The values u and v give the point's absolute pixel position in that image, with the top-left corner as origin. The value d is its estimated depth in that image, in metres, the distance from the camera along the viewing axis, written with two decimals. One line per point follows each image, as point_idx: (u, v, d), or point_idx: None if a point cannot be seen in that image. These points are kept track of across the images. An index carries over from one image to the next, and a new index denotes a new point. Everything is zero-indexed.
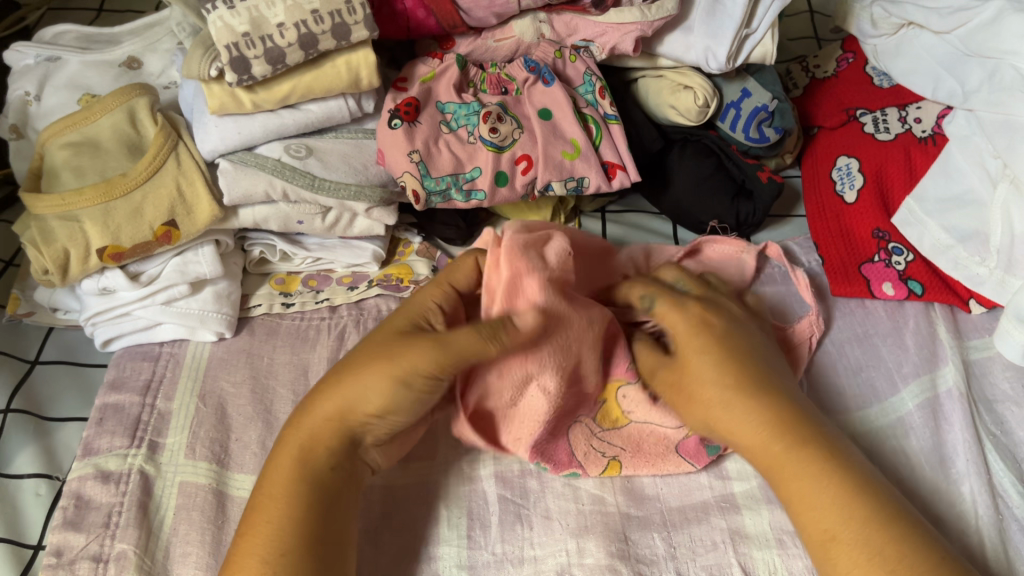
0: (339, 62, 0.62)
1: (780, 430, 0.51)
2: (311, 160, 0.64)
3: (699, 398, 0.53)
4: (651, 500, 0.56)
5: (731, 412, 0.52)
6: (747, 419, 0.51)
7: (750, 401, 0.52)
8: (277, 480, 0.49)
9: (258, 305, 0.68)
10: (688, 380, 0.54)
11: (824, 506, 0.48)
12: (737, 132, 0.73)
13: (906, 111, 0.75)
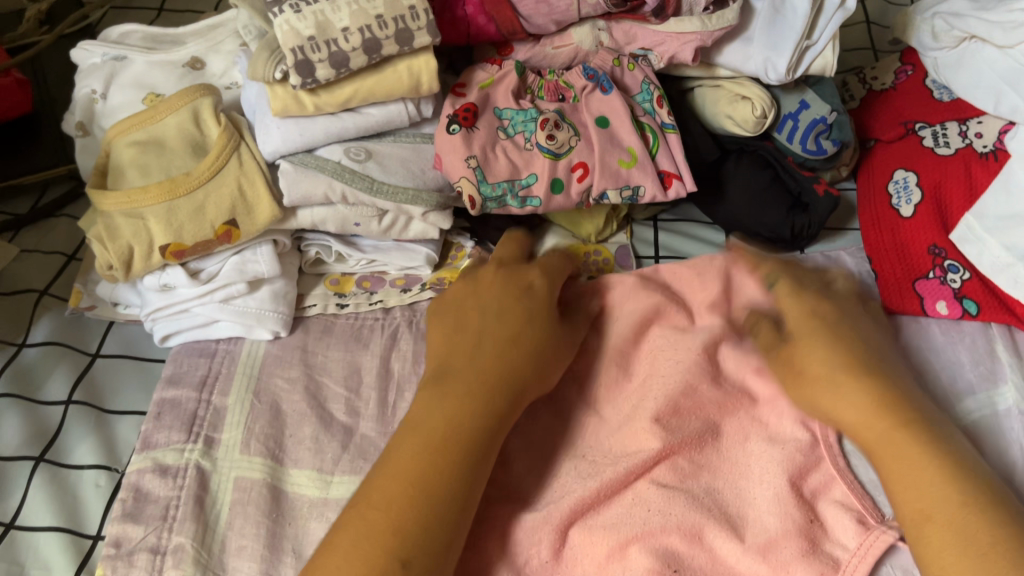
0: (401, 67, 0.62)
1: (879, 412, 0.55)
2: (370, 164, 0.65)
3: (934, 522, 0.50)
4: None
5: (840, 389, 0.57)
6: (852, 399, 0.56)
7: (859, 378, 0.57)
8: None
9: (313, 305, 0.69)
10: (800, 355, 0.60)
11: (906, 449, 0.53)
12: (794, 144, 0.72)
13: (966, 126, 0.74)
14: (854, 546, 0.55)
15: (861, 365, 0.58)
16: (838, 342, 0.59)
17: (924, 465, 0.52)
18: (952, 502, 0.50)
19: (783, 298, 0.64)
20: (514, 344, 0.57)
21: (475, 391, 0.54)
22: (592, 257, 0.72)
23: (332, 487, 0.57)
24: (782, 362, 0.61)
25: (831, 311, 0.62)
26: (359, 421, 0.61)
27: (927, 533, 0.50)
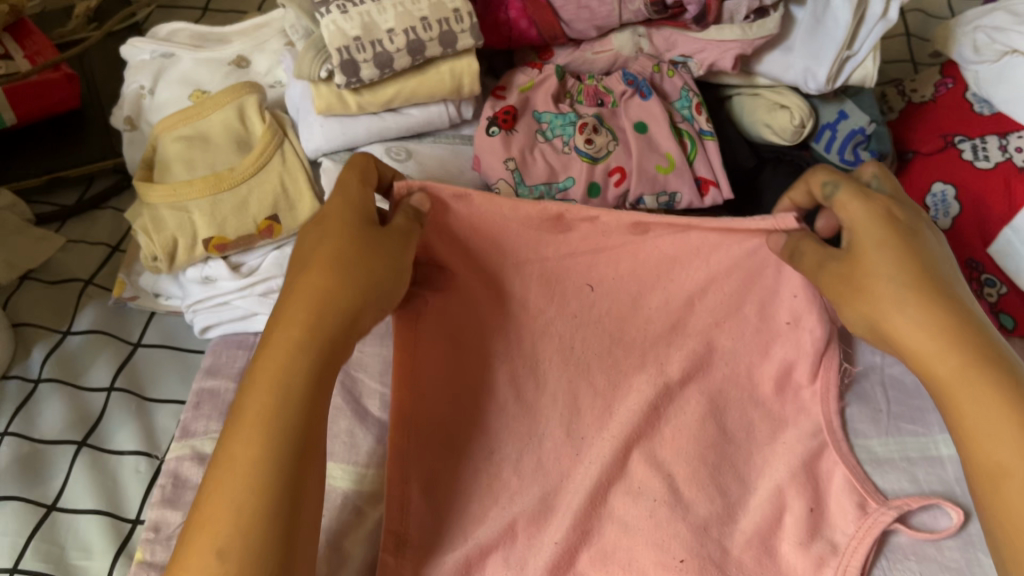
0: (443, 68, 0.63)
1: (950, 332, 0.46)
2: (410, 163, 0.66)
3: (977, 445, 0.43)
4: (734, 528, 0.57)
5: (904, 312, 0.47)
6: (918, 328, 0.46)
7: (928, 301, 0.47)
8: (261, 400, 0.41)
9: None
10: (860, 271, 0.50)
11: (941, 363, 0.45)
12: (832, 154, 0.72)
13: (1007, 140, 0.73)
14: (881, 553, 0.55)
15: (930, 284, 0.47)
16: (908, 255, 0.49)
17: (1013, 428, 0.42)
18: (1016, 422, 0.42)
19: (846, 208, 0.52)
20: (328, 308, 0.44)
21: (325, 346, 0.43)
22: None
23: (367, 479, 0.58)
24: (843, 273, 0.51)
25: (899, 213, 0.51)
26: None
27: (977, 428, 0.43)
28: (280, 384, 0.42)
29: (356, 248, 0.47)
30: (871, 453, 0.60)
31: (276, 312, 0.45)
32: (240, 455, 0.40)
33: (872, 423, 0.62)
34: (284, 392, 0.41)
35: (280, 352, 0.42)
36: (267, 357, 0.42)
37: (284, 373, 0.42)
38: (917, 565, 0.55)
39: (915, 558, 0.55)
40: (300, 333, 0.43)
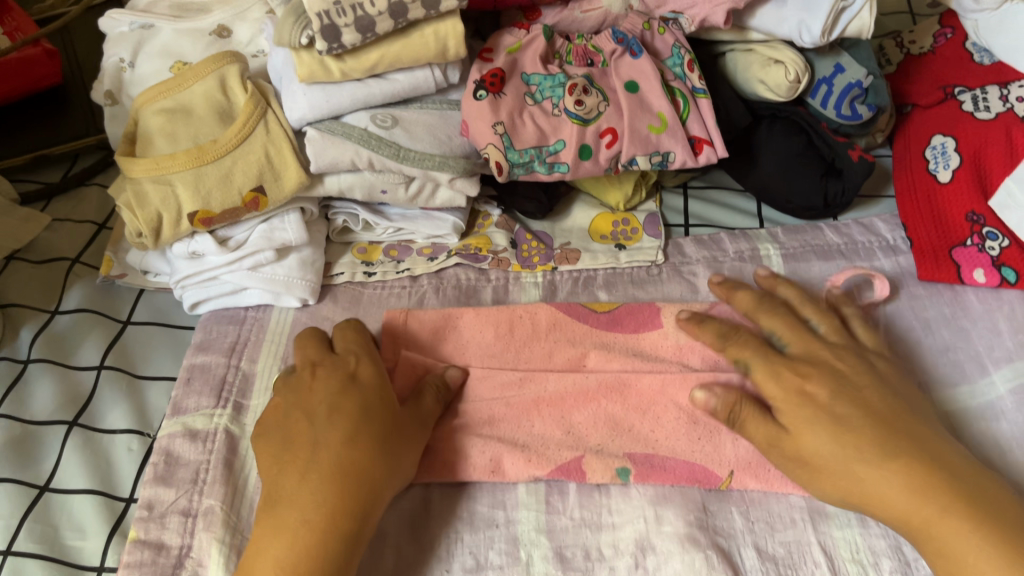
0: (427, 32, 0.62)
1: (873, 437, 0.51)
2: (396, 130, 0.64)
3: (824, 477, 0.51)
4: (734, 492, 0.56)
5: (864, 473, 0.50)
6: (882, 487, 0.49)
7: (879, 465, 0.50)
8: (317, 478, 0.50)
9: (340, 274, 0.68)
10: (806, 447, 0.52)
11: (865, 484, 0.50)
12: (828, 109, 0.71)
13: (1008, 89, 0.71)
14: None
15: (856, 432, 0.51)
16: (839, 423, 0.52)
17: (870, 472, 0.50)
18: (904, 494, 0.49)
19: (765, 380, 0.56)
20: (369, 448, 0.51)
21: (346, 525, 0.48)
22: (619, 225, 0.72)
23: None
24: (789, 453, 0.53)
25: (821, 390, 0.54)
26: None
27: (961, 553, 0.47)
28: (305, 458, 0.51)
29: (394, 413, 0.54)
30: None
31: (283, 446, 0.52)
32: (306, 498, 0.49)
33: None
34: (343, 475, 0.50)
35: (316, 468, 0.50)
36: (291, 496, 0.49)
37: (331, 477, 0.50)
38: None
39: None
40: (332, 459, 0.50)
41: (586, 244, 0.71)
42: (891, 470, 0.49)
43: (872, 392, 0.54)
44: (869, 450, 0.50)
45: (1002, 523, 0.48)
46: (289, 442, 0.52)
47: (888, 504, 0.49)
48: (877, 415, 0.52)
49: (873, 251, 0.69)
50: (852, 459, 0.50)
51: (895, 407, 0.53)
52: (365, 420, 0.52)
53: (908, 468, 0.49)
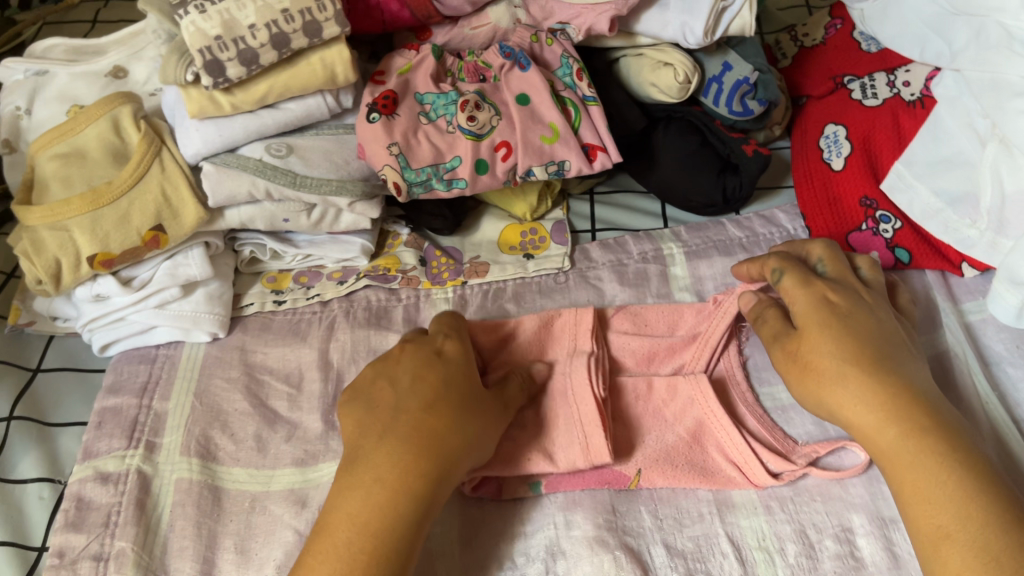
0: (313, 60, 0.62)
1: (865, 363, 0.54)
2: (291, 158, 0.65)
3: (817, 372, 0.55)
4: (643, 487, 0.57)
5: (847, 386, 0.54)
6: (858, 402, 0.53)
7: (867, 378, 0.54)
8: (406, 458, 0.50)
9: (250, 304, 0.69)
10: (806, 348, 0.56)
11: (851, 403, 0.54)
12: (721, 107, 0.72)
13: (894, 75, 0.74)
14: (787, 495, 0.56)
15: (857, 343, 0.55)
16: (849, 336, 0.55)
17: (857, 395, 0.54)
18: (880, 421, 0.53)
19: (790, 291, 0.60)
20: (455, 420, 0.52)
21: (422, 485, 0.49)
22: (527, 235, 0.73)
23: (274, 480, 0.59)
24: (789, 347, 0.58)
25: (841, 301, 0.58)
26: (301, 415, 0.62)
27: (929, 488, 0.50)
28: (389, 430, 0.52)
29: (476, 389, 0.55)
30: (774, 400, 0.61)
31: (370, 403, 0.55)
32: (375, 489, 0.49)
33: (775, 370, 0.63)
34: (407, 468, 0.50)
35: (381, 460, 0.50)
36: (367, 458, 0.51)
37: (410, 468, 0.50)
38: (822, 505, 0.55)
39: (820, 499, 0.56)
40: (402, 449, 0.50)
41: (496, 256, 0.72)
42: (868, 398, 0.53)
43: (880, 316, 0.58)
44: (866, 372, 0.54)
45: (961, 457, 0.50)
46: (371, 416, 0.53)
47: (863, 420, 0.53)
48: (878, 347, 0.55)
49: (773, 242, 0.70)
50: (837, 376, 0.55)
51: (903, 346, 0.57)
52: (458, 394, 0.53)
53: (891, 391, 0.53)
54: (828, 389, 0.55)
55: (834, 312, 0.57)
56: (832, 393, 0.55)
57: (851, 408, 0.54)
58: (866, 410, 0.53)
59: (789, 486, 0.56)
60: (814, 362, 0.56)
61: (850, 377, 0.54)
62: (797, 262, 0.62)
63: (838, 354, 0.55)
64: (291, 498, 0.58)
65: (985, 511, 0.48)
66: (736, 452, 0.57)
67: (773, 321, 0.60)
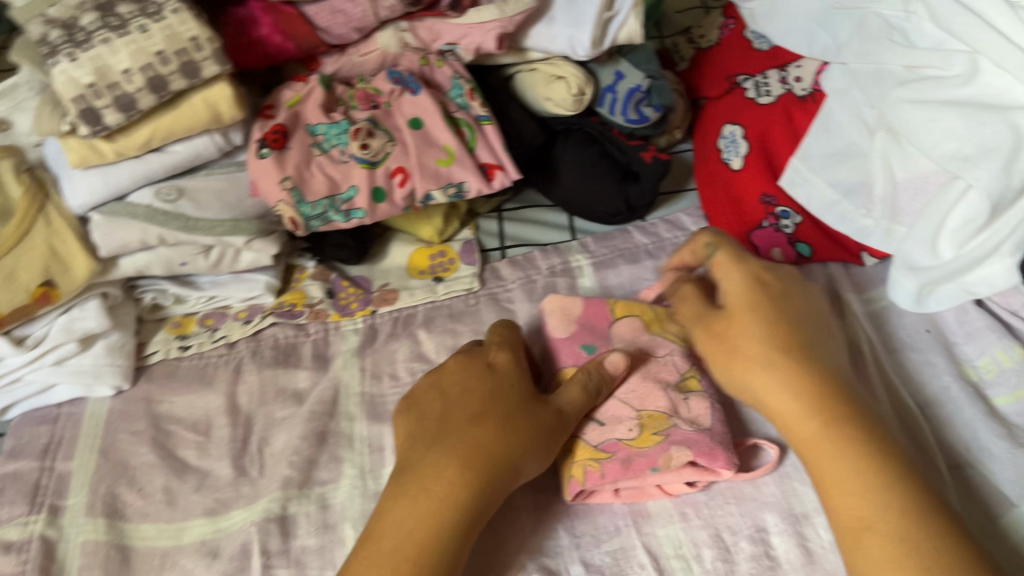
0: (196, 99, 0.61)
1: (789, 351, 0.52)
2: (182, 202, 0.64)
3: (742, 355, 0.53)
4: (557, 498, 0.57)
5: (773, 371, 0.52)
6: (783, 390, 0.51)
7: (790, 363, 0.52)
8: (453, 463, 0.51)
9: (154, 352, 0.67)
10: (733, 331, 0.54)
11: (776, 392, 0.51)
12: (617, 116, 0.72)
13: (786, 72, 0.75)
14: (701, 500, 0.56)
15: (787, 329, 0.53)
16: (774, 320, 0.54)
17: (778, 383, 0.51)
18: (804, 410, 0.50)
19: (721, 272, 0.57)
20: (505, 430, 0.52)
21: (478, 476, 0.50)
22: (437, 257, 0.72)
23: (185, 532, 0.57)
24: (717, 330, 0.55)
25: (776, 285, 0.56)
26: (211, 463, 0.61)
27: (845, 482, 0.47)
28: (483, 419, 0.53)
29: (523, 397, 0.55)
30: None
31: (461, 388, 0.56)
32: (426, 498, 0.49)
33: None
34: (473, 481, 0.50)
35: (439, 476, 0.50)
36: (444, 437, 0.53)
37: (467, 464, 0.51)
38: (736, 508, 0.55)
39: (734, 501, 0.56)
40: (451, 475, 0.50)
41: (405, 282, 0.71)
42: (790, 385, 0.51)
43: (807, 303, 0.56)
44: (787, 360, 0.52)
45: (881, 445, 0.48)
46: (460, 403, 0.55)
47: (788, 408, 0.51)
48: (804, 335, 0.54)
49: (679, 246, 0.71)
50: (761, 361, 0.52)
51: (828, 338, 0.55)
52: (523, 423, 0.53)
53: (815, 379, 0.51)
54: (747, 373, 0.53)
55: (764, 295, 0.55)
56: (753, 381, 0.53)
57: (773, 396, 0.52)
58: (791, 398, 0.51)
59: (702, 491, 0.56)
60: (737, 345, 0.54)
61: (773, 364, 0.52)
62: (730, 241, 0.59)
63: (762, 336, 0.53)
64: (202, 550, 0.56)
65: (909, 502, 0.45)
66: (625, 429, 0.55)
67: (692, 304, 0.58)
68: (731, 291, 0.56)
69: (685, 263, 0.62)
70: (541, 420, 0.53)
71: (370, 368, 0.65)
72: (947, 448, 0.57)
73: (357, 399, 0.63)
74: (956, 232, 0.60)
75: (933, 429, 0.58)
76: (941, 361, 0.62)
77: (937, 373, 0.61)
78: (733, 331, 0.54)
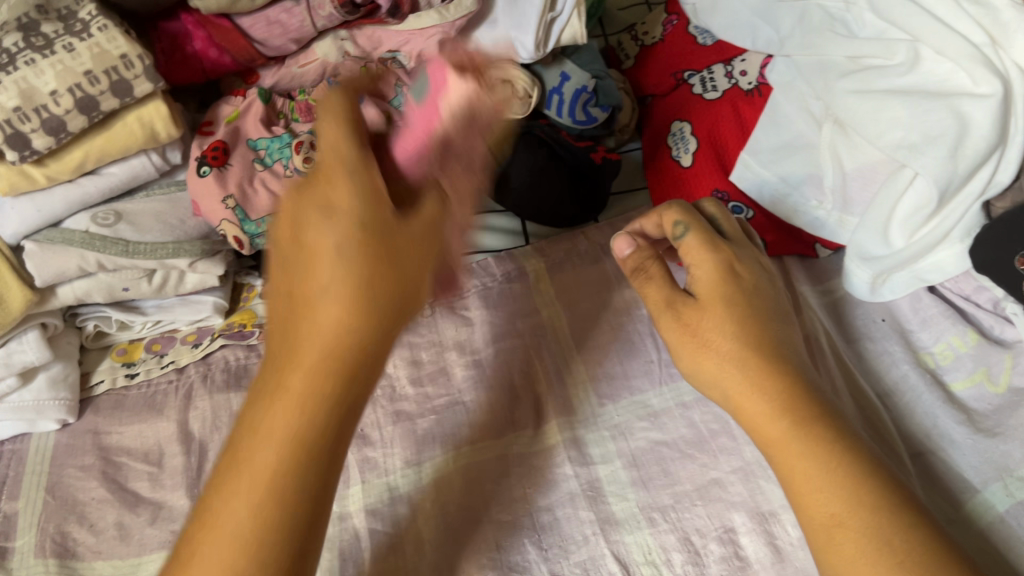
0: (129, 119, 0.59)
1: (761, 349, 0.50)
2: (121, 225, 0.61)
3: (709, 352, 0.51)
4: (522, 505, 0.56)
5: (744, 370, 0.49)
6: (754, 389, 0.49)
7: (763, 364, 0.49)
8: (269, 453, 0.38)
9: (99, 382, 0.65)
10: (703, 325, 0.51)
11: (748, 390, 0.49)
12: (564, 117, 0.72)
13: (732, 66, 0.75)
14: (668, 503, 0.55)
15: (755, 324, 0.51)
16: (743, 316, 0.51)
17: (746, 384, 0.49)
18: (776, 413, 0.48)
19: (693, 254, 0.53)
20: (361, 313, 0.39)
21: (324, 452, 0.39)
22: None
23: (141, 568, 0.55)
24: (686, 317, 0.52)
25: (746, 275, 0.53)
26: (165, 494, 0.59)
27: (814, 486, 0.46)
28: (299, 379, 0.39)
29: (385, 218, 0.40)
30: (647, 407, 0.61)
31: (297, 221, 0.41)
32: (242, 499, 0.38)
33: (646, 376, 0.62)
34: (289, 468, 0.38)
35: (258, 459, 0.38)
36: (289, 343, 0.39)
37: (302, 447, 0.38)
38: (703, 509, 0.55)
39: (701, 502, 0.55)
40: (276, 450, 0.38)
41: None
42: (761, 389, 0.49)
43: (772, 289, 0.53)
44: (760, 358, 0.50)
45: (851, 446, 0.47)
46: (293, 280, 0.40)
47: (758, 407, 0.49)
48: (772, 328, 0.51)
49: None
50: (732, 359, 0.50)
51: (792, 328, 0.53)
52: (327, 382, 0.39)
53: (785, 381, 0.49)
54: (714, 369, 0.51)
55: (736, 285, 0.52)
56: (725, 377, 0.50)
57: (742, 394, 0.49)
58: (761, 399, 0.49)
59: (669, 494, 0.56)
60: (705, 341, 0.51)
61: (745, 360, 0.50)
62: (699, 215, 0.55)
63: (734, 332, 0.50)
64: None
65: (879, 500, 0.45)
66: None
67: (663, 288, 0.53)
68: (701, 279, 0.52)
69: (645, 231, 0.58)
70: (377, 233, 0.40)
71: None
72: (909, 437, 0.58)
73: None
74: (906, 221, 0.61)
75: (894, 418, 0.59)
76: (897, 349, 0.62)
77: (895, 361, 0.62)
78: (705, 327, 0.51)
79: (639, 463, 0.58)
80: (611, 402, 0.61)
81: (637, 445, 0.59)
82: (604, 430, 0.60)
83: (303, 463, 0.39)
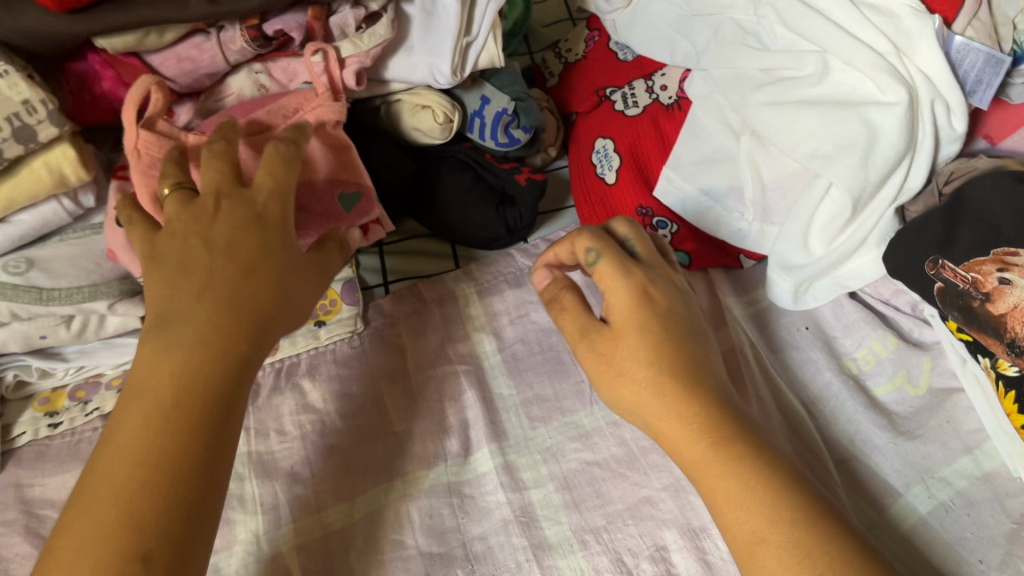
0: (36, 165, 0.58)
1: (676, 374, 0.52)
2: (33, 273, 0.60)
3: (628, 379, 0.52)
4: (454, 534, 0.56)
5: (660, 396, 0.51)
6: (671, 414, 0.51)
7: (677, 389, 0.51)
8: (122, 455, 0.43)
9: (21, 434, 0.64)
10: (621, 354, 0.53)
11: (665, 415, 0.51)
12: (488, 140, 0.72)
13: (651, 81, 0.76)
14: (601, 525, 0.55)
15: (670, 348, 0.52)
16: (657, 341, 0.52)
17: (664, 407, 0.51)
18: (692, 435, 0.50)
19: (606, 279, 0.55)
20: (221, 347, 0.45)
21: (150, 491, 0.42)
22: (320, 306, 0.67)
23: None
24: (604, 347, 0.54)
25: (660, 298, 0.54)
26: None
27: (733, 502, 0.47)
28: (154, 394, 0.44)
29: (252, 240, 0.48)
30: (578, 427, 0.61)
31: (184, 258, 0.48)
32: (102, 507, 0.41)
33: (576, 397, 0.62)
34: (144, 484, 0.41)
35: (106, 478, 0.42)
36: (145, 373, 0.45)
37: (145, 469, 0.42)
38: (635, 528, 0.55)
39: (633, 522, 0.55)
40: (131, 458, 0.43)
41: None
42: (678, 411, 0.51)
43: (685, 314, 0.55)
44: (675, 382, 0.51)
45: (767, 459, 0.48)
46: (164, 295, 0.47)
47: (677, 432, 0.50)
48: (686, 353, 0.53)
49: None
50: (648, 384, 0.52)
51: (708, 352, 0.55)
52: (182, 400, 0.44)
53: (702, 403, 0.51)
54: (631, 395, 0.52)
55: (650, 310, 0.54)
56: (642, 401, 0.52)
57: (661, 418, 0.51)
58: (678, 420, 0.50)
59: (601, 515, 0.56)
60: (624, 370, 0.52)
61: (660, 384, 0.51)
62: (610, 240, 0.56)
63: (649, 357, 0.52)
64: None
65: (794, 511, 0.46)
66: None
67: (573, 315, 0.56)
68: (616, 307, 0.54)
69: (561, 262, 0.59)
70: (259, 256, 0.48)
71: (254, 426, 0.61)
72: (835, 442, 0.59)
73: (243, 459, 0.59)
74: (825, 228, 0.61)
75: (819, 426, 0.60)
76: (820, 357, 0.63)
77: (818, 369, 0.62)
78: (619, 353, 0.53)
79: (571, 485, 0.58)
80: (542, 424, 0.61)
81: (569, 467, 0.59)
82: (535, 453, 0.60)
83: (168, 446, 0.43)
